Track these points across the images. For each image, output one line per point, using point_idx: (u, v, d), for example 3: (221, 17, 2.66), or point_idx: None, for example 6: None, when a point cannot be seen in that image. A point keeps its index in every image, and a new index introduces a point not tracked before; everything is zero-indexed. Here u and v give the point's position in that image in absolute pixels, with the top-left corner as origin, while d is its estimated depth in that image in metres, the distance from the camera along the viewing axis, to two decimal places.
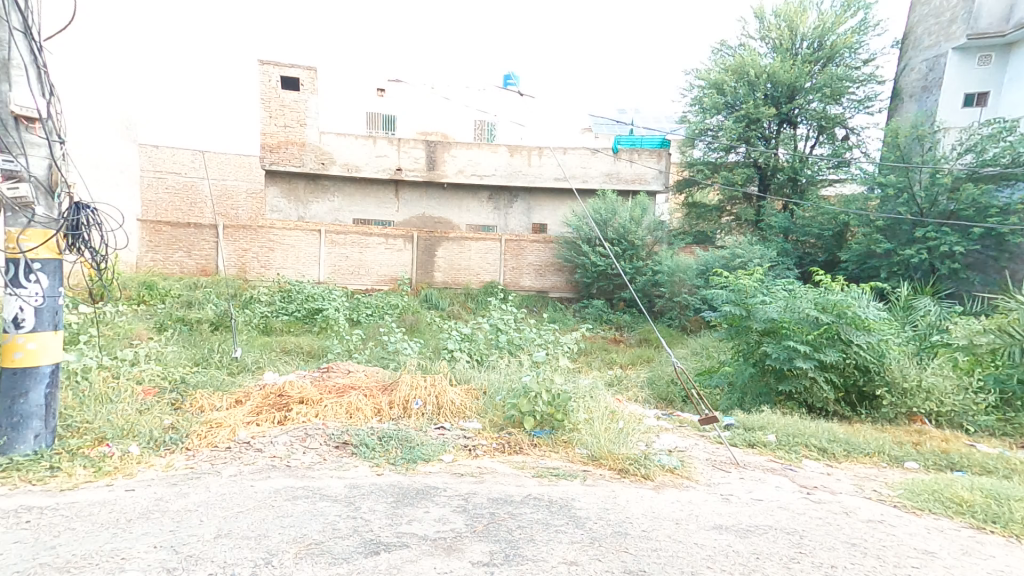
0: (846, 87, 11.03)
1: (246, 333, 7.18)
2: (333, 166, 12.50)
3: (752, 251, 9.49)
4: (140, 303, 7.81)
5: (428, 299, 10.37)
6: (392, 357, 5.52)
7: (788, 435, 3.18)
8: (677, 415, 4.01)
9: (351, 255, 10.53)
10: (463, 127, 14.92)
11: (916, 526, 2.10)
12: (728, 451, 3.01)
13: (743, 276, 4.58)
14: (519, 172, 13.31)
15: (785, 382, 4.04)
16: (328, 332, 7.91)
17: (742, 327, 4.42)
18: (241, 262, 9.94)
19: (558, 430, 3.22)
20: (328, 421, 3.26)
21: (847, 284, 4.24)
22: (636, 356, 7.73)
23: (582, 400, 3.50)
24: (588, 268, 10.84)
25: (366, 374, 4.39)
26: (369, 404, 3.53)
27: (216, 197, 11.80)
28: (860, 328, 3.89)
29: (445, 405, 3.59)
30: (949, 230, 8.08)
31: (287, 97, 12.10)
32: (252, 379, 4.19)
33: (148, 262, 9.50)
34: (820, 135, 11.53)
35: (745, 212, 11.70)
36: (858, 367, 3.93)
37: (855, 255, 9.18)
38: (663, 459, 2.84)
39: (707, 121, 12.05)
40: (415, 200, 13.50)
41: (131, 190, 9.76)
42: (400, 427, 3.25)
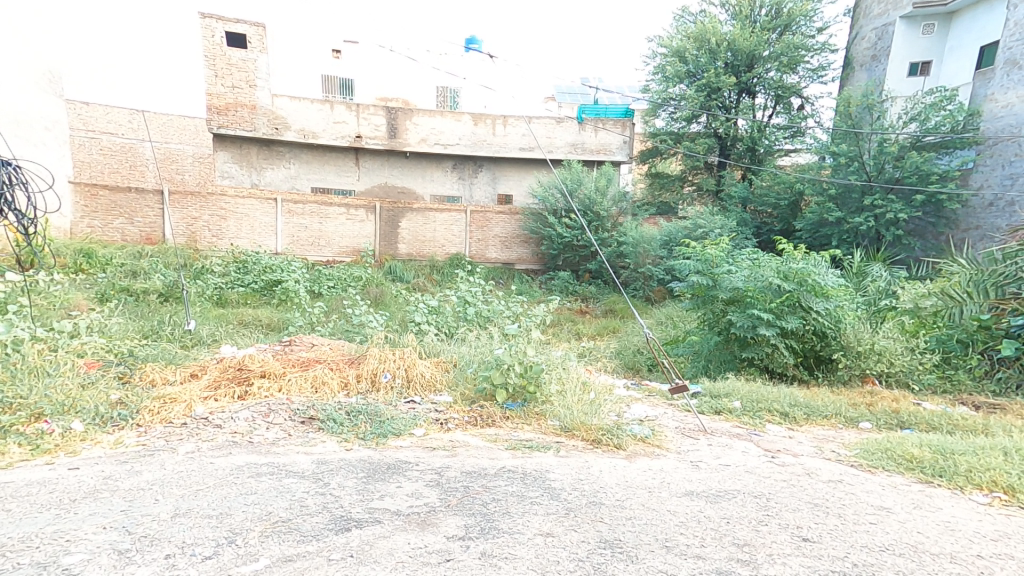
0: (801, 56, 11.19)
1: (198, 306, 6.84)
2: (287, 131, 11.86)
3: (714, 222, 9.64)
4: (78, 272, 7.27)
5: (392, 271, 10.12)
6: (358, 330, 5.40)
7: (752, 400, 3.27)
8: (646, 384, 4.07)
9: (310, 225, 10.14)
10: (425, 94, 14.38)
11: (872, 484, 2.20)
12: (696, 418, 3.07)
13: (708, 246, 4.65)
14: (484, 141, 13.01)
15: (748, 349, 4.15)
16: (288, 305, 7.63)
17: (707, 296, 4.49)
18: (190, 231, 9.39)
19: (530, 401, 3.22)
20: (292, 395, 3.14)
21: (808, 253, 4.34)
22: (602, 326, 7.82)
23: (554, 371, 3.50)
24: (554, 239, 10.82)
25: (331, 347, 4.24)
26: (336, 377, 3.42)
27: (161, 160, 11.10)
28: (819, 295, 4.03)
29: (414, 379, 3.52)
30: (894, 197, 8.45)
31: (234, 55, 11.24)
32: (208, 353, 3.99)
33: (85, 229, 8.81)
34: (777, 104, 11.70)
35: (706, 182, 11.90)
36: (815, 333, 4.04)
37: (810, 224, 9.44)
38: (635, 429, 2.88)
39: (670, 89, 12.05)
40: (377, 168, 13.06)
41: (60, 150, 8.86)
42: (369, 401, 3.18)
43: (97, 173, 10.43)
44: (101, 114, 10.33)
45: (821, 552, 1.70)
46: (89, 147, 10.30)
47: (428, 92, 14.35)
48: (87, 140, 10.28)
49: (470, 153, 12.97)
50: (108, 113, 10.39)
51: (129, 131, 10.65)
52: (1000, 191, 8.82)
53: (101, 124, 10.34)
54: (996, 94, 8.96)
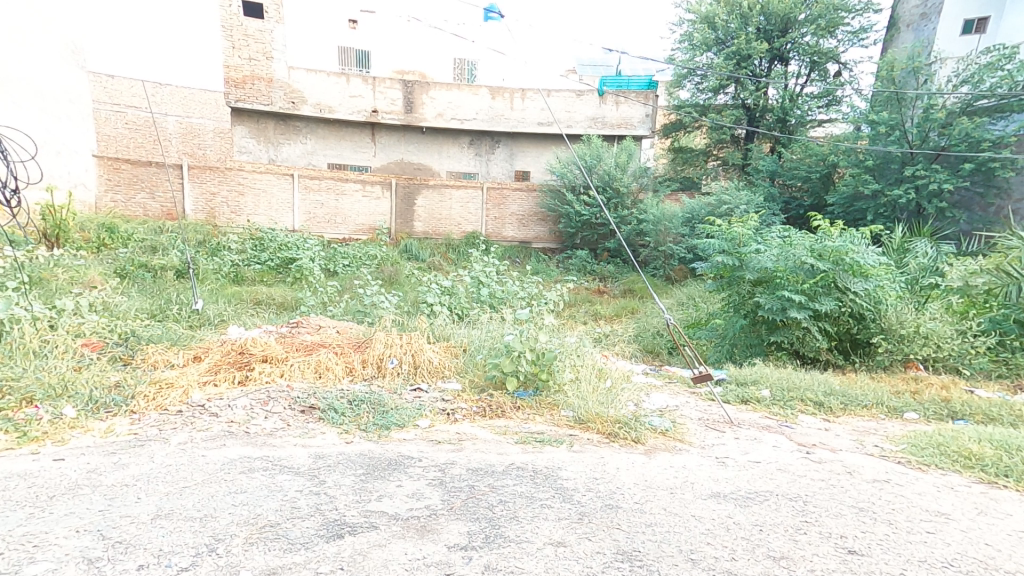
0: (841, 18, 10.46)
1: (212, 284, 6.80)
2: (304, 105, 11.63)
3: (739, 198, 9.21)
4: (100, 248, 7.31)
5: (408, 249, 9.98)
6: (369, 311, 5.29)
7: (782, 389, 3.02)
8: (666, 371, 3.87)
9: (326, 202, 10.03)
10: (441, 66, 13.99)
11: (924, 485, 1.96)
12: (721, 408, 2.85)
13: (737, 223, 4.37)
14: (501, 116, 12.64)
15: (777, 333, 3.88)
16: (302, 283, 7.55)
17: (733, 277, 4.22)
18: (209, 207, 9.32)
19: (542, 390, 3.05)
20: (294, 382, 3.02)
21: (845, 229, 4.00)
22: (620, 307, 7.59)
23: (567, 358, 3.31)
24: (572, 217, 10.52)
25: (338, 330, 4.10)
26: (340, 362, 3.30)
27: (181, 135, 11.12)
28: (858, 275, 3.72)
29: (422, 365, 3.37)
30: (939, 167, 7.88)
31: (250, 25, 11.10)
32: (215, 334, 3.89)
33: (109, 203, 8.77)
34: (812, 71, 11.02)
35: (732, 156, 11.38)
36: (851, 315, 3.73)
37: (843, 199, 9.00)
38: (655, 421, 2.67)
39: (697, 59, 11.50)
40: (393, 144, 12.83)
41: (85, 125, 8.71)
42: (373, 390, 3.04)
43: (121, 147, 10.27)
44: (125, 87, 10.18)
45: (871, 568, 1.49)
46: (114, 121, 10.22)
47: (445, 65, 13.96)
48: (112, 113, 10.20)
49: (487, 127, 12.63)
50: (131, 87, 10.23)
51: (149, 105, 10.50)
52: None
53: (126, 98, 10.23)
54: None
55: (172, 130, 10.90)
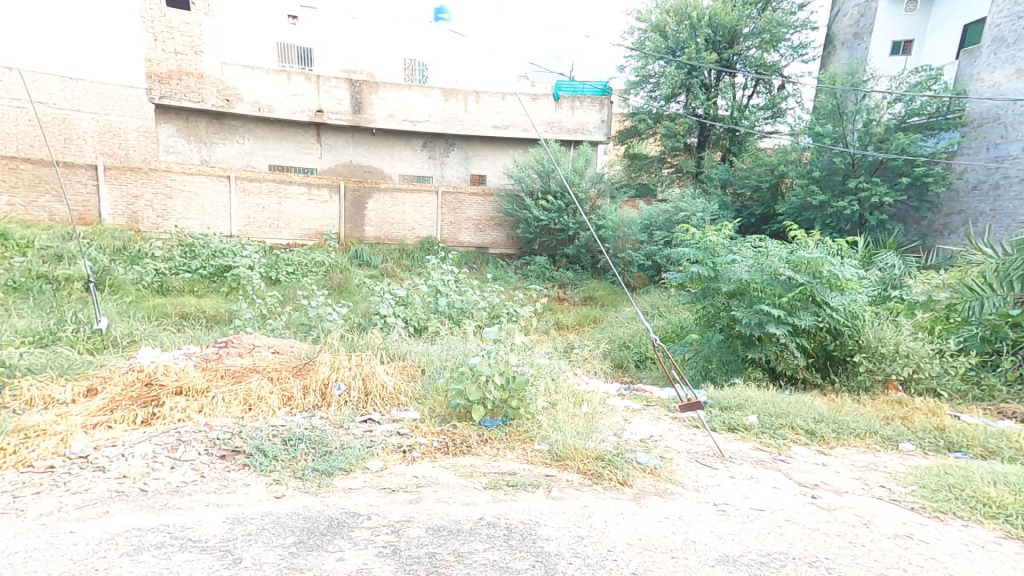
0: (783, 33, 10.71)
1: (130, 297, 6.05)
2: (240, 103, 10.82)
3: (695, 205, 9.23)
4: None
5: (358, 255, 9.40)
6: (314, 325, 4.80)
7: (770, 415, 2.78)
8: (641, 391, 3.61)
9: (267, 206, 9.29)
10: (391, 66, 13.41)
11: (952, 541, 1.72)
12: (708, 439, 2.59)
13: (709, 231, 4.18)
14: (456, 119, 12.23)
15: (753, 349, 3.69)
16: (238, 294, 6.87)
17: (707, 289, 4.02)
18: (131, 211, 8.41)
19: (511, 419, 2.73)
20: (216, 418, 2.47)
21: (821, 240, 3.85)
22: (582, 316, 7.35)
23: (539, 381, 2.98)
24: (531, 223, 10.25)
25: (275, 351, 3.58)
26: (275, 392, 2.79)
27: (99, 133, 10.39)
28: (835, 289, 3.57)
29: (374, 392, 2.93)
30: (880, 180, 8.06)
31: (175, 17, 10.16)
32: (121, 358, 3.30)
33: (5, 207, 7.67)
34: (758, 83, 11.24)
35: (686, 164, 11.47)
36: (828, 331, 3.58)
37: (794, 208, 8.85)
38: (641, 457, 2.36)
39: (649, 67, 11.52)
40: (341, 145, 12.15)
41: None
42: (315, 424, 2.56)
43: (24, 146, 9.48)
44: (30, 80, 9.62)
45: None
46: (14, 117, 9.39)
47: (395, 65, 13.40)
48: (11, 109, 9.38)
49: (441, 130, 12.19)
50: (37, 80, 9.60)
51: (61, 100, 9.90)
52: (985, 174, 8.09)
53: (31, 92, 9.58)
54: (982, 72, 8.23)
55: (87, 127, 10.23)
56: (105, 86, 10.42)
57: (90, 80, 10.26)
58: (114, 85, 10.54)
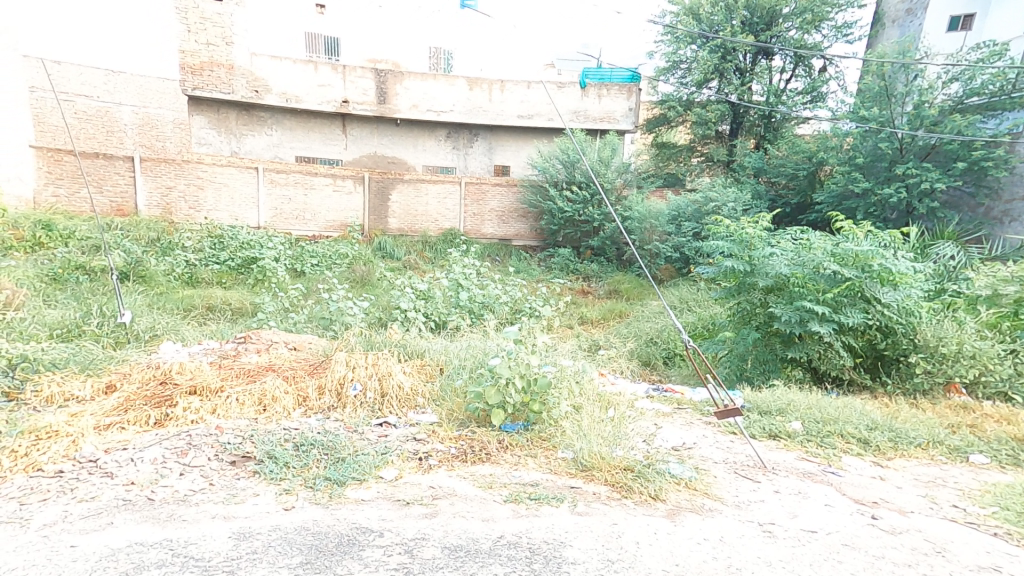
0: (827, 12, 10.10)
1: (161, 289, 6.11)
2: (268, 94, 10.86)
3: (727, 194, 8.78)
4: (35, 248, 6.52)
5: (382, 247, 9.36)
6: (335, 319, 4.74)
7: (816, 422, 2.55)
8: (671, 392, 3.41)
9: (294, 197, 9.32)
10: (416, 56, 13.29)
11: None
12: (747, 448, 2.39)
13: (746, 223, 3.93)
14: (480, 108, 12.05)
15: (794, 348, 3.45)
16: (263, 286, 6.89)
17: (743, 285, 3.79)
18: (165, 202, 8.54)
19: (533, 424, 2.60)
20: (230, 419, 2.40)
21: (871, 231, 3.57)
22: (608, 310, 7.15)
23: (563, 383, 2.83)
24: (555, 214, 10.04)
25: (294, 348, 3.51)
26: (290, 392, 2.72)
27: (139, 126, 10.25)
28: (887, 283, 3.29)
29: (390, 393, 2.82)
30: (930, 165, 7.49)
31: (207, 8, 10.21)
32: (142, 352, 3.27)
33: (49, 198, 7.87)
34: (796, 67, 10.70)
35: (717, 152, 11.05)
36: (879, 329, 3.32)
37: (832, 196, 8.56)
38: (674, 468, 2.18)
39: (680, 52, 11.11)
40: (365, 137, 12.12)
41: (24, 118, 8.09)
42: (329, 427, 2.47)
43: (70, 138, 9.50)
44: (74, 75, 9.34)
45: None
46: (61, 110, 9.33)
47: (420, 55, 13.27)
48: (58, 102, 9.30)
49: (465, 120, 12.03)
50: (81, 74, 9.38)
51: (104, 93, 9.75)
52: None
53: (75, 85, 9.35)
54: None
55: (127, 120, 10.08)
56: (144, 77, 10.19)
57: (131, 72, 10.01)
58: (151, 77, 10.27)
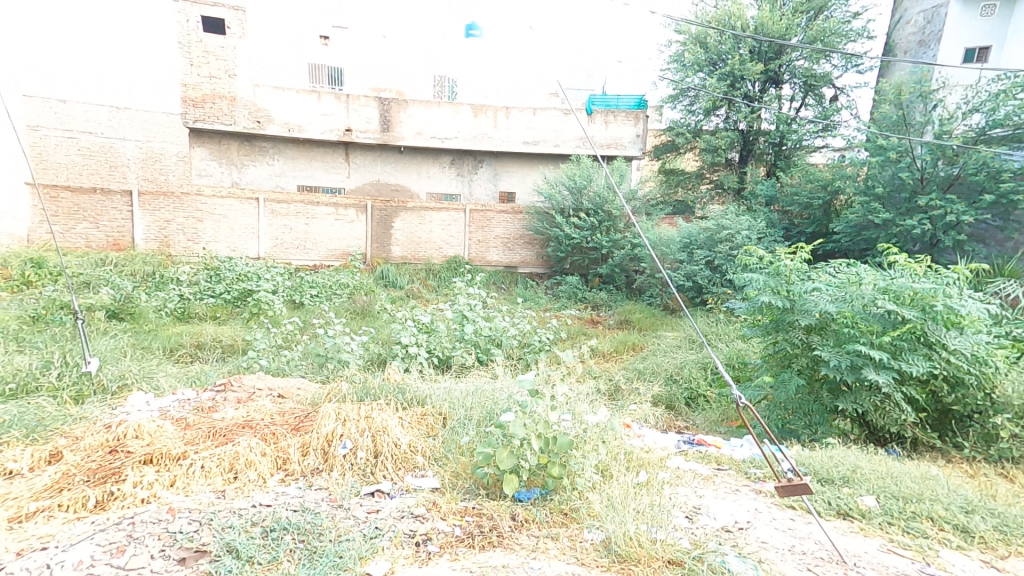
0: (837, 42, 9.88)
1: (152, 327, 5.78)
2: (270, 125, 10.73)
3: (740, 222, 8.43)
4: (24, 287, 6.23)
5: (384, 276, 9.04)
6: (331, 356, 4.37)
7: (894, 498, 2.13)
8: (706, 448, 2.99)
9: (295, 227, 9.06)
10: (420, 84, 13.25)
11: None
12: (816, 530, 1.96)
13: (782, 254, 3.55)
14: (485, 135, 11.90)
15: (845, 398, 3.05)
16: (259, 320, 6.51)
17: (781, 323, 3.40)
18: (163, 235, 8.26)
19: (552, 493, 2.19)
20: (190, 495, 2.00)
21: (928, 266, 3.20)
22: (620, 342, 6.73)
23: (586, 443, 2.42)
24: (562, 241, 9.74)
25: (279, 396, 3.13)
26: (267, 455, 2.32)
27: (143, 160, 10.48)
28: (953, 327, 2.91)
29: (384, 453, 2.41)
30: (955, 197, 7.04)
31: (211, 42, 10.21)
32: (103, 407, 2.89)
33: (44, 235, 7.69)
34: (806, 95, 10.44)
35: (727, 179, 10.78)
36: (946, 379, 2.92)
37: (850, 226, 8.10)
38: (732, 561, 1.74)
39: (687, 79, 10.95)
40: (369, 164, 11.95)
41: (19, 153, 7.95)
42: (309, 501, 2.06)
43: (74, 174, 9.82)
44: (80, 113, 9.85)
45: None
46: (66, 148, 9.75)
47: (425, 83, 13.24)
48: (63, 140, 9.75)
49: (469, 147, 11.88)
50: (86, 111, 9.85)
51: (108, 130, 10.10)
52: None
53: (79, 123, 9.82)
54: None
55: (130, 154, 10.30)
56: (149, 113, 10.56)
57: (135, 110, 10.39)
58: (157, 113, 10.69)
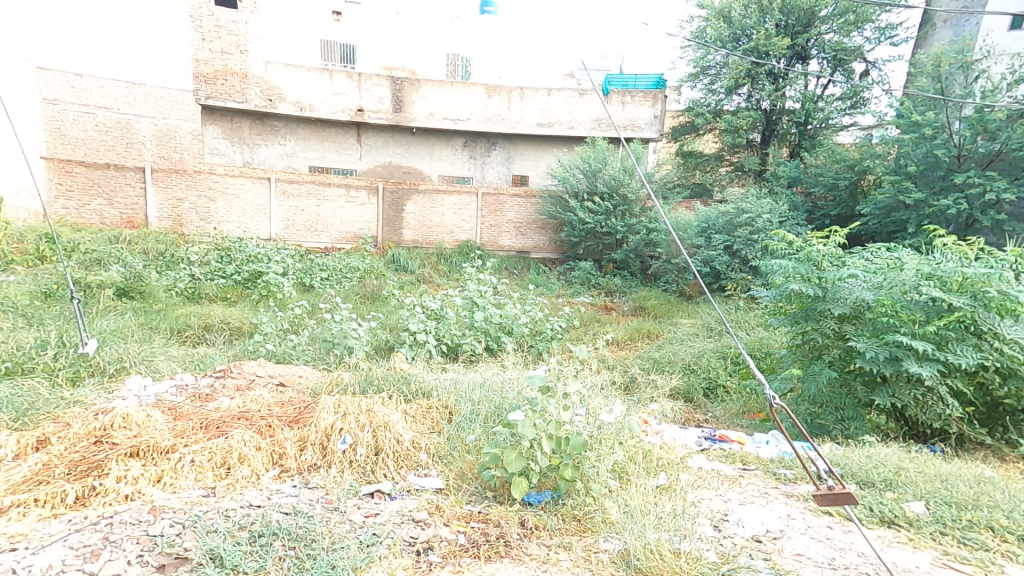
0: (870, 14, 9.32)
1: (161, 308, 5.68)
2: (282, 103, 10.55)
3: (762, 205, 8.09)
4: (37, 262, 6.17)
5: (395, 260, 8.89)
6: (337, 342, 4.23)
7: (945, 505, 1.93)
8: (730, 446, 2.80)
9: (306, 208, 8.93)
10: (432, 63, 12.94)
11: None
12: (860, 542, 1.77)
13: (814, 237, 3.30)
14: (498, 116, 11.61)
15: (882, 392, 2.83)
16: (268, 302, 6.39)
17: (812, 313, 3.15)
18: (176, 214, 8.19)
19: (565, 496, 2.02)
20: (177, 493, 1.88)
21: (978, 250, 2.95)
22: (635, 330, 6.51)
23: (601, 443, 2.24)
24: (576, 225, 9.50)
25: (280, 386, 3.00)
26: (262, 449, 2.19)
27: (158, 138, 10.13)
28: (1006, 315, 2.69)
29: (386, 450, 2.26)
30: (995, 174, 6.63)
31: (222, 16, 10.04)
32: (97, 392, 2.77)
33: (59, 211, 7.60)
34: (835, 72, 9.92)
35: (749, 161, 10.36)
36: (997, 371, 2.71)
37: (878, 208, 7.74)
38: None
39: (709, 56, 10.51)
40: (380, 146, 11.75)
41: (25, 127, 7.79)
42: (304, 502, 1.92)
43: (92, 151, 9.43)
44: (95, 87, 9.38)
45: None
46: (82, 123, 9.29)
47: (437, 62, 12.93)
48: (80, 115, 9.28)
49: (482, 128, 11.60)
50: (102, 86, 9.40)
51: (124, 106, 9.73)
52: None
53: (95, 97, 9.37)
54: None
55: (146, 131, 9.97)
56: (164, 89, 10.06)
57: (149, 84, 9.94)
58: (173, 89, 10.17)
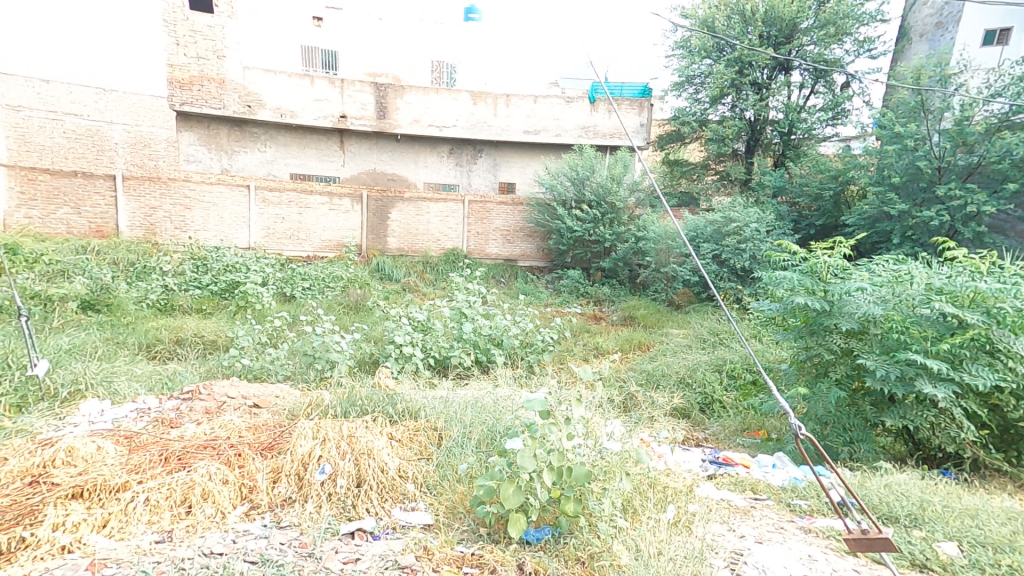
0: (849, 26, 9.42)
1: (130, 321, 5.38)
2: (262, 109, 10.25)
3: (749, 215, 8.03)
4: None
5: (380, 269, 8.67)
6: (318, 357, 4.00)
7: (980, 546, 1.78)
8: (739, 471, 2.64)
9: (287, 216, 8.66)
10: (417, 69, 12.77)
11: None
12: None
13: (817, 248, 3.17)
14: (485, 124, 11.47)
15: (894, 413, 2.71)
16: (245, 314, 6.10)
17: (817, 328, 3.01)
18: (148, 222, 7.85)
19: (568, 535, 1.83)
20: (125, 540, 1.65)
21: (987, 263, 2.85)
22: (626, 340, 6.37)
23: (605, 475, 2.05)
24: (564, 234, 9.37)
25: (254, 408, 2.76)
26: (229, 483, 1.96)
27: (131, 145, 10.14)
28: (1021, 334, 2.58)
29: (369, 481, 2.05)
30: (975, 187, 6.64)
31: (198, 21, 9.86)
32: (44, 418, 2.50)
33: (22, 219, 7.24)
34: (817, 82, 9.96)
35: (735, 169, 10.35)
36: (1012, 393, 2.60)
37: (863, 219, 7.76)
38: None
39: (694, 66, 10.52)
40: (364, 152, 11.50)
41: None
42: (274, 547, 1.69)
43: (59, 158, 9.51)
44: (63, 93, 9.47)
45: None
46: (49, 130, 9.43)
47: (422, 68, 12.77)
48: (48, 122, 9.45)
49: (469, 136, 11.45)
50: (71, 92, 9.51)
51: (94, 112, 9.73)
52: None
53: (63, 104, 9.49)
54: None
55: (118, 138, 9.95)
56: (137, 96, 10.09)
57: (121, 91, 9.95)
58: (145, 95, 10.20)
